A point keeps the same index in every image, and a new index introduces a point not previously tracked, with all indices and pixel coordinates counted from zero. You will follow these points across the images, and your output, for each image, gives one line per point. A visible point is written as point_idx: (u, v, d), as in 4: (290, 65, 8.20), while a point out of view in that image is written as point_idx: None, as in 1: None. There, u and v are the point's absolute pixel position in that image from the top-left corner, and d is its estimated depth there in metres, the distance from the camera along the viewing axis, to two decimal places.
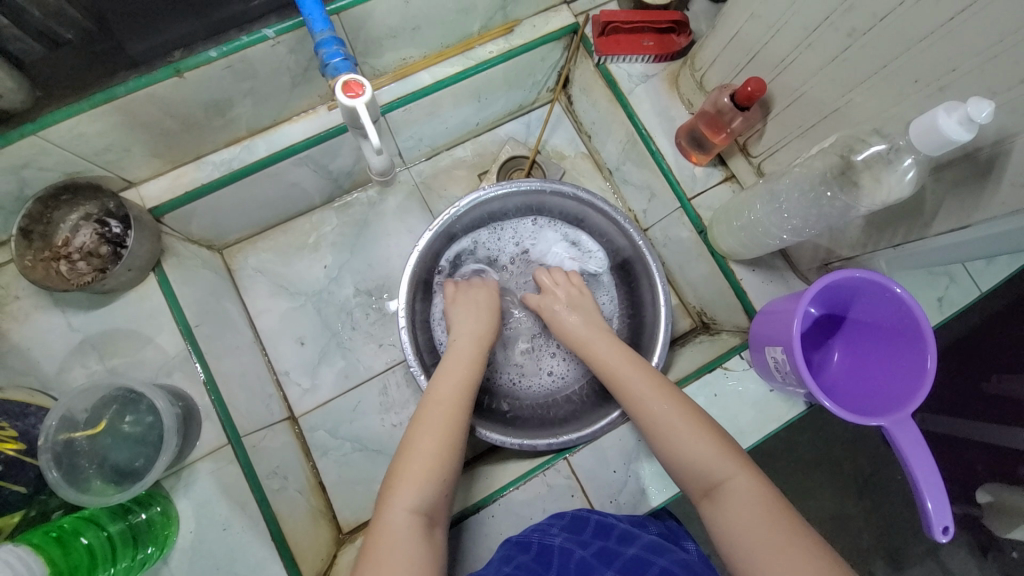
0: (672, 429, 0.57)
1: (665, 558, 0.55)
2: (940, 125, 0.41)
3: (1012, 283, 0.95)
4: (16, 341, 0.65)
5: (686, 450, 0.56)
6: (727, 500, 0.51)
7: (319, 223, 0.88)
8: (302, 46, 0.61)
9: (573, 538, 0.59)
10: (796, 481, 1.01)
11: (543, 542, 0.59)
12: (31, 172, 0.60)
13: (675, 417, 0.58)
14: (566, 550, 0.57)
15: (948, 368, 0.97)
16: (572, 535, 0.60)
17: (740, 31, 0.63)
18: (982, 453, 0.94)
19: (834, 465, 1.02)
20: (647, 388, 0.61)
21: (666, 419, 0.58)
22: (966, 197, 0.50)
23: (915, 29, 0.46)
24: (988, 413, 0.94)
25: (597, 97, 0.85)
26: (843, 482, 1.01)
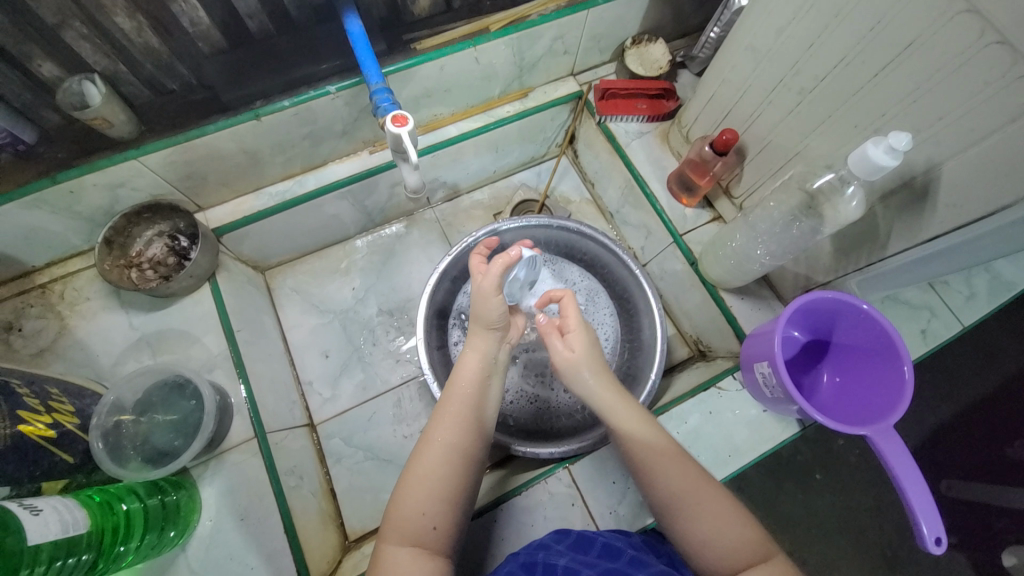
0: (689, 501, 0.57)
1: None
2: (870, 154, 0.50)
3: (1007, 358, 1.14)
4: (80, 335, 0.74)
5: (704, 514, 0.56)
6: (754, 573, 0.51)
7: (351, 251, 0.99)
8: (356, 100, 0.76)
9: (578, 559, 0.58)
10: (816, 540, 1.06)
11: (548, 561, 0.58)
12: (125, 191, 0.72)
13: (691, 479, 0.58)
14: (570, 570, 0.56)
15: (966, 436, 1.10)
16: (577, 555, 0.59)
17: (715, 93, 0.76)
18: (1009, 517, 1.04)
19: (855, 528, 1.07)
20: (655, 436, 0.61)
21: (677, 481, 0.58)
22: (911, 219, 0.58)
23: (850, 84, 0.57)
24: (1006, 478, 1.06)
25: (599, 150, 0.98)
26: (867, 547, 1.06)
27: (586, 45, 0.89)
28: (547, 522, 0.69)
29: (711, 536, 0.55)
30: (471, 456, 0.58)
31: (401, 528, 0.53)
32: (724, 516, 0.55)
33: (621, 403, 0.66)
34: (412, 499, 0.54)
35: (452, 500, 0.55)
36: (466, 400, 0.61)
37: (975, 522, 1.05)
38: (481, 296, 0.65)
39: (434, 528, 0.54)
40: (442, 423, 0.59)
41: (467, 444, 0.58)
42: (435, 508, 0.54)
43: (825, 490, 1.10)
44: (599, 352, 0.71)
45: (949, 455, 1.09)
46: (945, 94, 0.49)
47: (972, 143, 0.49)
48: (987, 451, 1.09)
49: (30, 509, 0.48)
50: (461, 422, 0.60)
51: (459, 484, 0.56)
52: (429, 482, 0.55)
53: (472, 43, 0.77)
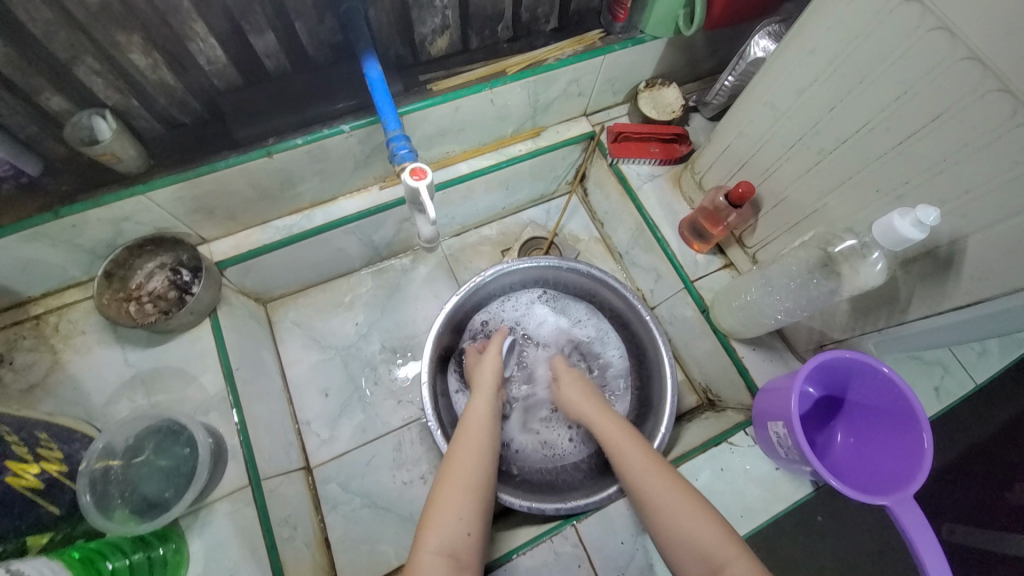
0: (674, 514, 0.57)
1: None
2: (896, 225, 0.49)
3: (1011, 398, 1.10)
4: (72, 372, 0.71)
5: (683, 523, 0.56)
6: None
7: (356, 284, 0.97)
8: (369, 139, 0.75)
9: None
10: None
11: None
12: (129, 225, 0.70)
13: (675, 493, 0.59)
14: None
15: (980, 489, 1.06)
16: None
17: (731, 144, 0.76)
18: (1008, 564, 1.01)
19: None
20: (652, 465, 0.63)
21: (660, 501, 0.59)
22: (934, 287, 0.57)
23: (872, 149, 0.57)
24: (1004, 521, 1.04)
25: (609, 191, 0.97)
26: None
27: (600, 88, 0.90)
28: None
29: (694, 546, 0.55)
30: (492, 474, 0.63)
31: (436, 536, 0.55)
32: (707, 529, 0.55)
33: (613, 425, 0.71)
34: (443, 511, 0.57)
35: (482, 512, 0.59)
36: (482, 424, 0.68)
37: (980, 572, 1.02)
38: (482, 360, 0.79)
39: (467, 535, 0.56)
40: (458, 449, 0.65)
41: (482, 471, 0.62)
42: (468, 515, 0.57)
43: (834, 543, 1.07)
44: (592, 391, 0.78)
45: (953, 502, 1.07)
46: (972, 168, 0.49)
47: (999, 220, 0.48)
48: (986, 494, 1.06)
49: None
50: (476, 448, 0.64)
51: (483, 497, 0.60)
52: (452, 496, 0.58)
53: (489, 86, 0.77)
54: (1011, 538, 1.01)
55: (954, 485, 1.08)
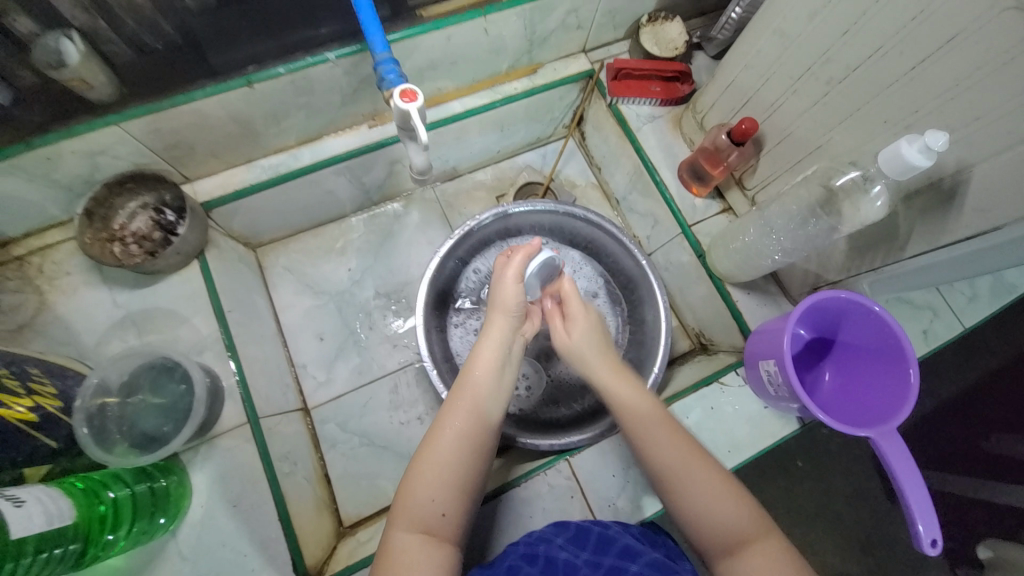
0: (688, 482, 0.56)
1: None
2: (903, 152, 0.48)
3: (993, 353, 1.15)
4: (60, 312, 0.70)
5: (700, 492, 0.56)
6: (749, 549, 0.52)
7: (348, 230, 0.95)
8: (356, 70, 0.71)
9: (578, 555, 0.58)
10: (804, 535, 1.09)
11: (549, 555, 0.58)
12: (106, 160, 0.67)
13: (695, 466, 0.57)
14: (571, 566, 0.57)
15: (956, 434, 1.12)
16: (576, 550, 0.59)
17: (736, 79, 0.73)
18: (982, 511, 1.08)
19: (841, 522, 1.10)
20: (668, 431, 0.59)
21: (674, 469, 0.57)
22: (934, 223, 0.57)
23: (883, 76, 0.54)
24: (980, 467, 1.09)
25: (608, 134, 0.94)
26: (845, 538, 1.09)
27: (601, 20, 0.85)
28: (546, 513, 0.68)
29: (706, 514, 0.55)
30: (484, 444, 0.57)
31: (408, 515, 0.52)
32: (725, 498, 0.55)
33: (619, 380, 0.65)
34: (424, 481, 0.53)
35: (463, 489, 0.54)
36: (477, 388, 0.60)
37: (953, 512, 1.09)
38: (501, 283, 0.67)
39: (442, 516, 0.52)
40: (455, 409, 0.58)
41: (480, 430, 0.57)
42: (444, 495, 0.53)
43: (815, 482, 1.12)
44: (602, 335, 0.70)
45: (933, 449, 1.12)
46: (986, 92, 0.47)
47: (1008, 147, 0.47)
48: (965, 443, 1.11)
49: (12, 500, 0.44)
50: (476, 406, 0.58)
51: (469, 472, 0.55)
52: (445, 466, 0.54)
53: (483, 13, 0.72)
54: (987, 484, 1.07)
55: (932, 429, 1.12)
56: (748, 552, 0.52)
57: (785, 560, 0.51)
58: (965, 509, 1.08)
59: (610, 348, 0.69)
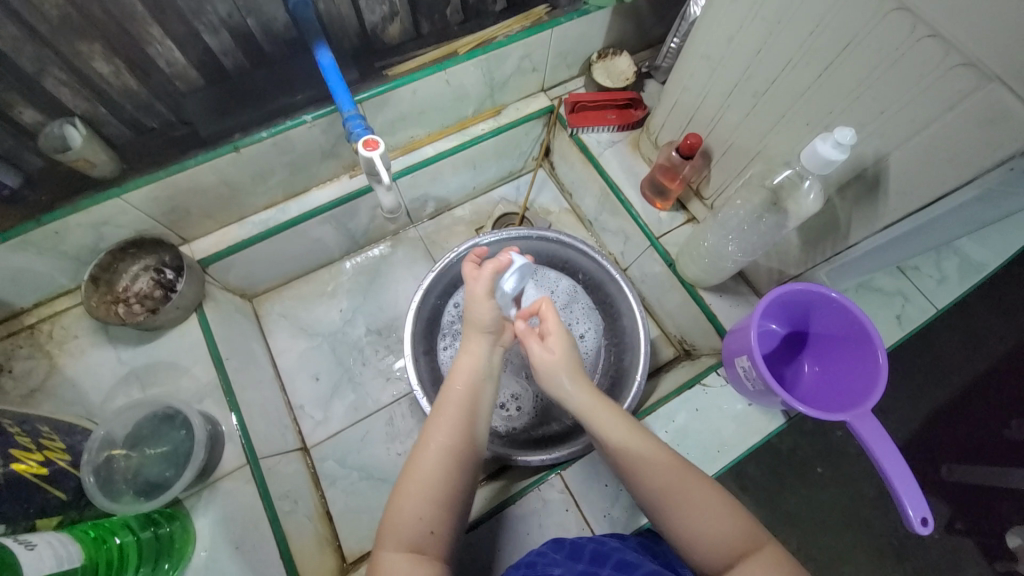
0: (681, 496, 0.57)
1: None
2: (818, 149, 0.53)
3: (997, 338, 1.16)
4: (68, 373, 0.75)
5: (690, 504, 0.56)
6: (750, 559, 0.51)
7: (338, 274, 1.00)
8: (332, 127, 0.78)
9: (573, 568, 0.59)
10: (824, 542, 1.07)
11: (543, 569, 0.59)
12: (109, 229, 0.74)
13: (681, 479, 0.58)
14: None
15: (970, 423, 1.11)
16: (570, 564, 0.60)
17: (678, 100, 0.80)
18: (1014, 502, 1.06)
19: (860, 521, 1.08)
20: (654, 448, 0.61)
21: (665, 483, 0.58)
22: (868, 210, 0.61)
23: (797, 84, 0.60)
24: (1002, 459, 1.09)
25: (573, 161, 1.01)
26: (871, 541, 1.06)
27: (554, 61, 0.93)
28: (543, 529, 0.69)
29: (706, 527, 0.55)
30: (469, 458, 0.59)
31: (396, 535, 0.53)
32: (721, 508, 0.55)
33: (599, 402, 0.67)
34: (410, 500, 0.55)
35: (447, 504, 0.56)
36: (457, 403, 0.62)
37: (979, 505, 1.07)
38: (473, 302, 0.68)
39: (431, 533, 0.54)
40: (438, 424, 0.61)
41: (462, 442, 0.60)
42: (430, 512, 0.54)
43: (827, 482, 1.11)
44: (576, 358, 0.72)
45: (951, 441, 1.11)
46: (883, 89, 0.52)
47: (913, 134, 0.52)
48: (982, 432, 1.11)
49: (24, 544, 0.48)
50: (458, 425, 0.61)
51: (453, 485, 0.57)
52: (429, 481, 0.56)
53: (442, 67, 0.80)
54: (1011, 473, 1.07)
55: (943, 419, 1.11)
56: (750, 562, 0.51)
57: (785, 564, 0.50)
58: (990, 498, 1.07)
59: (584, 368, 0.72)
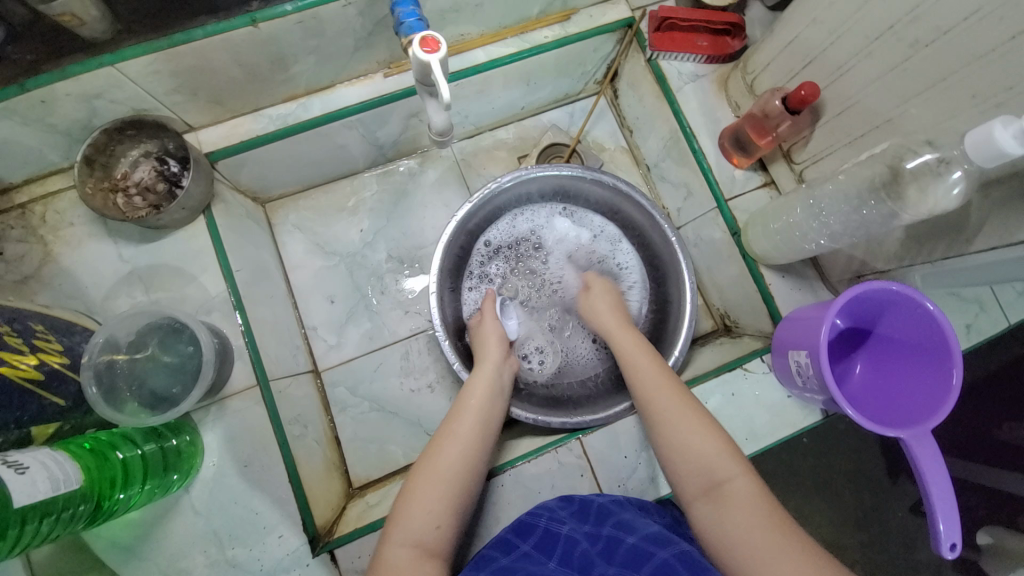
0: (675, 423, 0.60)
1: (667, 551, 0.53)
2: (995, 137, 0.42)
3: None
4: (65, 265, 0.68)
5: (687, 436, 0.59)
6: (722, 489, 0.55)
7: (360, 188, 0.90)
8: (371, 9, 0.64)
9: (579, 528, 0.58)
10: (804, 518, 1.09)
11: (549, 527, 0.58)
12: (102, 104, 0.62)
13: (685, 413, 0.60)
14: (570, 540, 0.57)
15: (980, 426, 1.08)
16: (577, 523, 0.59)
17: (798, 36, 0.65)
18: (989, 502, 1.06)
19: (845, 503, 1.10)
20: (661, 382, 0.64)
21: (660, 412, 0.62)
22: (1012, 215, 0.51)
23: (983, 39, 0.47)
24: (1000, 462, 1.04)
25: (644, 93, 0.86)
26: (851, 522, 1.09)
27: None
28: (555, 490, 0.67)
29: (688, 454, 0.58)
30: (483, 463, 0.59)
31: (404, 528, 0.53)
32: (705, 438, 0.58)
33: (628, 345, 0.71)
34: (419, 497, 0.54)
35: (458, 507, 0.55)
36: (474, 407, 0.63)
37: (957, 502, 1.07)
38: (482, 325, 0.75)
39: (435, 529, 0.53)
40: (450, 431, 0.60)
41: (478, 450, 0.59)
42: (439, 507, 0.54)
43: (814, 459, 1.11)
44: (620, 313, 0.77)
45: (950, 438, 1.08)
46: None
47: None
48: (977, 433, 1.08)
49: (16, 466, 0.43)
50: (475, 429, 0.61)
51: (465, 487, 0.56)
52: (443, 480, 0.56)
53: None
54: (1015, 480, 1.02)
55: (963, 425, 1.08)
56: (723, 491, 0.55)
57: (759, 499, 0.53)
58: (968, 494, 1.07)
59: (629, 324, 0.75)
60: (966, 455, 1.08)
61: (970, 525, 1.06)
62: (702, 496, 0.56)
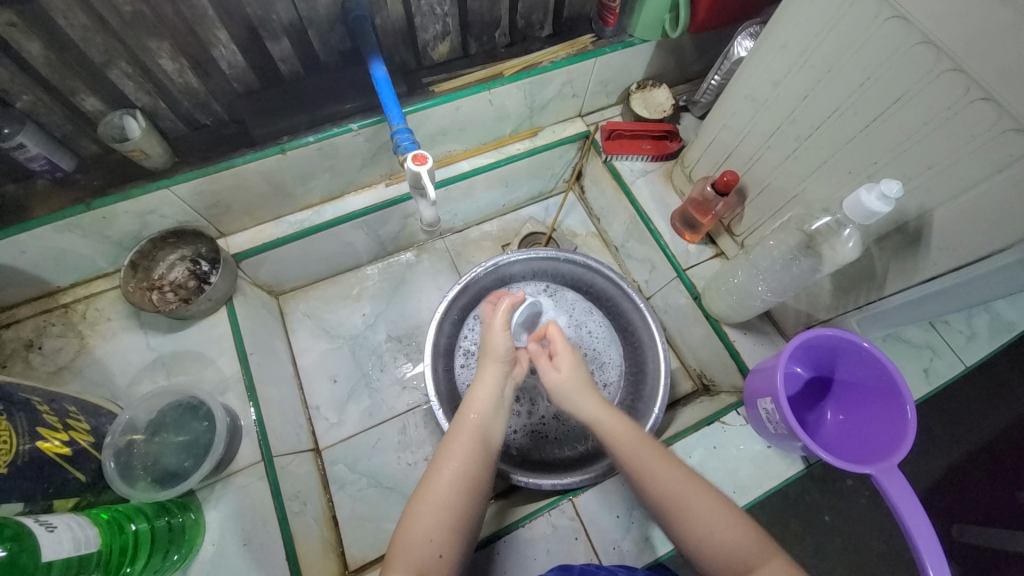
0: (682, 502, 0.56)
1: None
2: (863, 199, 0.53)
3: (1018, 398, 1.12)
4: (97, 355, 0.76)
5: (698, 514, 0.55)
6: (758, 575, 0.50)
7: (363, 278, 1.02)
8: (376, 137, 0.81)
9: None
10: None
11: None
12: (154, 217, 0.76)
13: (686, 486, 0.57)
14: None
15: (985, 481, 1.06)
16: None
17: (717, 137, 0.81)
18: None
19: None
20: (650, 455, 0.60)
21: (657, 485, 0.58)
22: (908, 261, 0.61)
23: (844, 132, 0.61)
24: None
25: (605, 187, 1.01)
26: None
27: (594, 89, 0.94)
28: (550, 556, 0.68)
29: (709, 539, 0.54)
30: (481, 486, 0.59)
31: (405, 558, 0.52)
32: (721, 517, 0.54)
33: (606, 413, 0.66)
34: (420, 525, 0.54)
35: (458, 531, 0.55)
36: (472, 428, 0.62)
37: (988, 569, 1.01)
38: (491, 331, 0.71)
39: (439, 557, 0.53)
40: (451, 449, 0.60)
41: (476, 471, 0.59)
42: (441, 536, 0.54)
43: (830, 530, 1.07)
44: (587, 371, 0.72)
45: (962, 500, 1.06)
46: (932, 145, 0.53)
47: (960, 191, 0.52)
48: (983, 489, 1.06)
49: (45, 525, 0.48)
50: (473, 448, 0.60)
51: (465, 512, 0.56)
52: (443, 505, 0.56)
53: (487, 87, 0.82)
54: None
55: (969, 480, 1.07)
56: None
57: None
58: (1000, 562, 1.01)
59: (593, 382, 0.70)
60: (983, 516, 1.04)
61: None
62: None
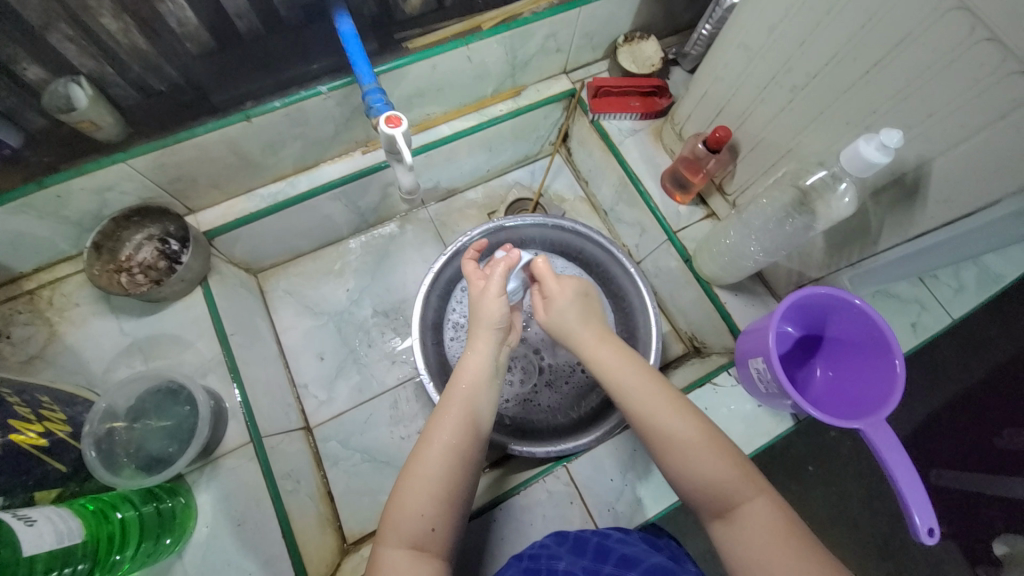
0: (678, 438, 0.56)
1: None
2: (862, 150, 0.51)
3: (999, 347, 1.14)
4: (68, 342, 0.73)
5: (694, 453, 0.55)
6: (740, 510, 0.51)
7: (345, 252, 0.98)
8: (347, 100, 0.75)
9: (576, 562, 0.57)
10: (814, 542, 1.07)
11: (548, 565, 0.57)
12: (113, 195, 0.71)
13: (687, 431, 0.56)
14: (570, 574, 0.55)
15: (966, 427, 1.10)
16: (575, 558, 0.58)
17: (708, 90, 0.77)
18: (998, 508, 1.04)
19: (852, 522, 1.08)
20: (652, 391, 0.60)
21: (651, 415, 0.58)
22: (903, 215, 0.60)
23: (843, 81, 0.58)
24: (1000, 466, 1.05)
25: (592, 148, 0.97)
26: (862, 542, 1.06)
27: (579, 43, 0.89)
28: (546, 521, 0.68)
29: (701, 474, 0.54)
30: (473, 458, 0.58)
31: (398, 532, 0.52)
32: (719, 456, 0.54)
33: (604, 352, 0.64)
34: (411, 499, 0.54)
35: (451, 502, 0.55)
36: (464, 399, 0.61)
37: (965, 510, 1.05)
38: (484, 298, 0.67)
39: (432, 530, 0.53)
40: (442, 421, 0.59)
41: (467, 444, 0.58)
42: (433, 509, 0.54)
43: (817, 481, 1.10)
44: (585, 308, 0.69)
45: (943, 446, 1.09)
46: (936, 91, 0.50)
47: (961, 140, 0.50)
48: (963, 435, 1.09)
49: (24, 520, 0.46)
50: (464, 420, 0.59)
51: (459, 484, 0.56)
52: (435, 479, 0.55)
53: (465, 42, 0.77)
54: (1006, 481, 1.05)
55: (950, 428, 1.10)
56: (742, 512, 0.51)
57: (781, 521, 0.50)
58: (976, 504, 1.05)
59: (592, 320, 0.68)
60: (963, 461, 1.08)
61: (982, 533, 1.04)
62: (723, 523, 0.52)
